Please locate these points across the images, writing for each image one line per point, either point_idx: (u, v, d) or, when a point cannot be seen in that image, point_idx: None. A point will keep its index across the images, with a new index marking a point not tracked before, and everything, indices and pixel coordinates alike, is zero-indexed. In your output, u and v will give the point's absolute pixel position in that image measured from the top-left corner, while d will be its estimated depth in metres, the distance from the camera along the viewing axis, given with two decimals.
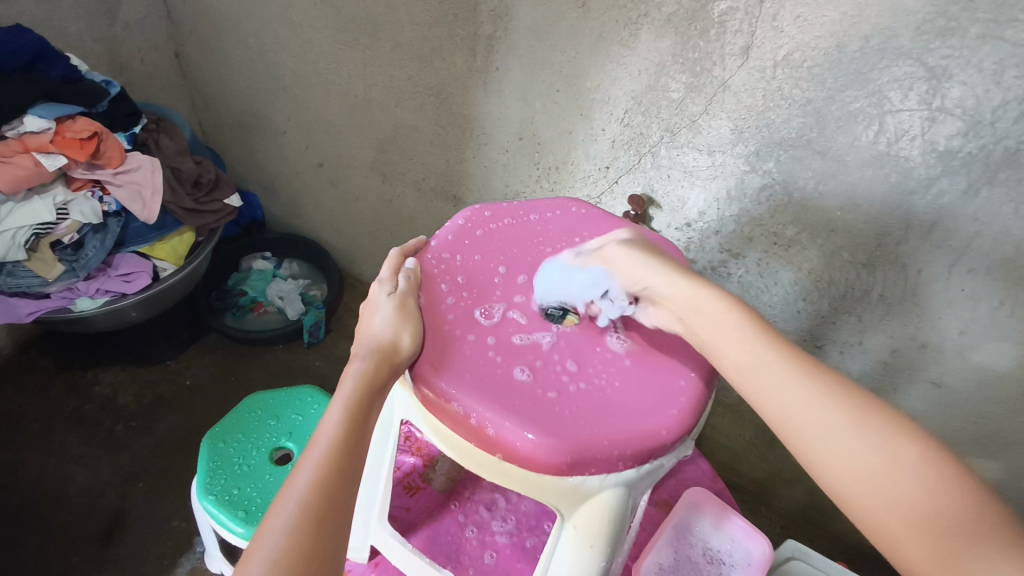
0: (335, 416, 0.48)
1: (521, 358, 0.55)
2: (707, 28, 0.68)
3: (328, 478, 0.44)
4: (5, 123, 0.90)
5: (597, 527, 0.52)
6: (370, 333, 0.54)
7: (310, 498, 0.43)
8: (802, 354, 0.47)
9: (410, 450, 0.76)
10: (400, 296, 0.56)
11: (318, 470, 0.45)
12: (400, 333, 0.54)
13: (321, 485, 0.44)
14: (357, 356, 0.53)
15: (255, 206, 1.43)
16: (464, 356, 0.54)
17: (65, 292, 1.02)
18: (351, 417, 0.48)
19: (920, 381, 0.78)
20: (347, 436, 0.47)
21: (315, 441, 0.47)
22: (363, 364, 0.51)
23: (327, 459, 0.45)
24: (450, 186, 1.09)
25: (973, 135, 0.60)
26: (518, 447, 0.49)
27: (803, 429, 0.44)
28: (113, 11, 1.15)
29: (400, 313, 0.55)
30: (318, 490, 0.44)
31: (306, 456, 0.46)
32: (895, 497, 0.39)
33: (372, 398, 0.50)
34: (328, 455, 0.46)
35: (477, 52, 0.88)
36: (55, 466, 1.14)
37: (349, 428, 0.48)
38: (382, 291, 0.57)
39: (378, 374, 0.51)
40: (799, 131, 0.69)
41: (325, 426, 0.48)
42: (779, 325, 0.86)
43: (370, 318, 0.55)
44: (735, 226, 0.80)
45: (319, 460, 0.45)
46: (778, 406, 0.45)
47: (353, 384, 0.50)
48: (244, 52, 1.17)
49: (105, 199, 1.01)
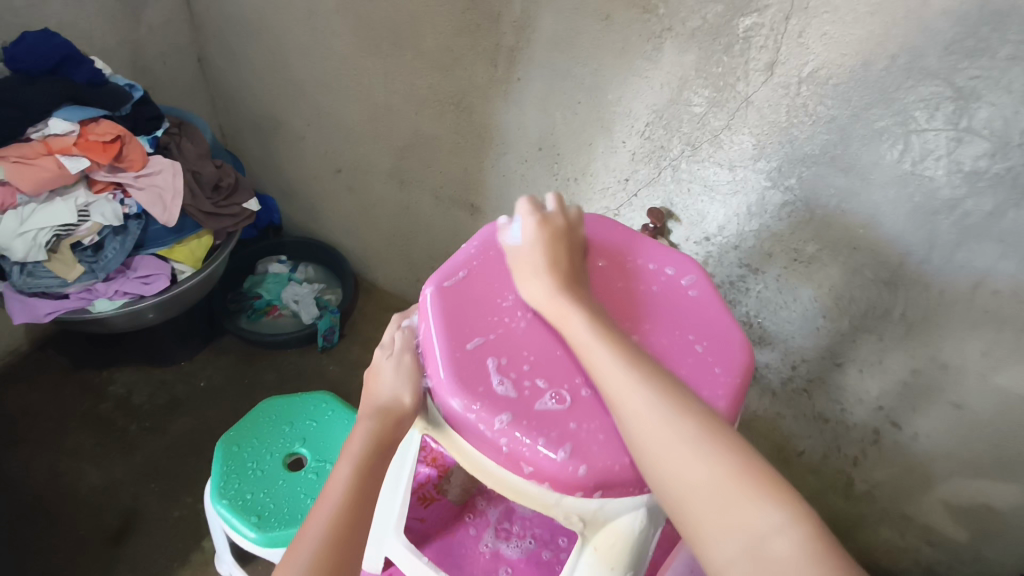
0: (344, 472, 0.52)
1: (495, 261, 0.64)
2: (731, 43, 0.68)
3: (338, 531, 0.48)
4: (32, 124, 0.92)
5: (618, 551, 0.52)
6: (373, 394, 0.57)
7: (323, 549, 0.47)
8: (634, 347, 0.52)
9: (425, 461, 0.77)
10: (398, 356, 0.59)
11: (328, 522, 0.49)
12: (402, 391, 0.57)
13: (331, 541, 0.48)
14: (363, 416, 0.57)
15: (272, 210, 1.45)
16: (446, 266, 0.63)
17: (84, 293, 1.02)
18: (359, 474, 0.52)
19: (940, 402, 0.77)
20: (355, 491, 0.51)
21: (324, 497, 0.51)
22: (370, 423, 0.55)
23: (337, 512, 0.49)
24: (468, 196, 1.10)
25: (1000, 156, 0.60)
26: (554, 469, 0.50)
27: (609, 382, 0.50)
28: (136, 14, 1.17)
29: (400, 370, 0.58)
30: (329, 543, 0.47)
31: (317, 509, 0.50)
32: (666, 432, 0.46)
33: (380, 456, 0.54)
34: (337, 510, 0.50)
35: (499, 63, 0.88)
36: (70, 464, 1.15)
37: (355, 485, 0.51)
38: (382, 355, 0.60)
39: (383, 431, 0.55)
40: (823, 148, 0.69)
41: (335, 481, 0.52)
42: (797, 343, 0.85)
43: (373, 379, 0.59)
44: (755, 241, 0.80)
45: (327, 517, 0.49)
46: (598, 360, 0.51)
47: (360, 441, 0.54)
48: (265, 57, 1.18)
49: (127, 201, 1.01)
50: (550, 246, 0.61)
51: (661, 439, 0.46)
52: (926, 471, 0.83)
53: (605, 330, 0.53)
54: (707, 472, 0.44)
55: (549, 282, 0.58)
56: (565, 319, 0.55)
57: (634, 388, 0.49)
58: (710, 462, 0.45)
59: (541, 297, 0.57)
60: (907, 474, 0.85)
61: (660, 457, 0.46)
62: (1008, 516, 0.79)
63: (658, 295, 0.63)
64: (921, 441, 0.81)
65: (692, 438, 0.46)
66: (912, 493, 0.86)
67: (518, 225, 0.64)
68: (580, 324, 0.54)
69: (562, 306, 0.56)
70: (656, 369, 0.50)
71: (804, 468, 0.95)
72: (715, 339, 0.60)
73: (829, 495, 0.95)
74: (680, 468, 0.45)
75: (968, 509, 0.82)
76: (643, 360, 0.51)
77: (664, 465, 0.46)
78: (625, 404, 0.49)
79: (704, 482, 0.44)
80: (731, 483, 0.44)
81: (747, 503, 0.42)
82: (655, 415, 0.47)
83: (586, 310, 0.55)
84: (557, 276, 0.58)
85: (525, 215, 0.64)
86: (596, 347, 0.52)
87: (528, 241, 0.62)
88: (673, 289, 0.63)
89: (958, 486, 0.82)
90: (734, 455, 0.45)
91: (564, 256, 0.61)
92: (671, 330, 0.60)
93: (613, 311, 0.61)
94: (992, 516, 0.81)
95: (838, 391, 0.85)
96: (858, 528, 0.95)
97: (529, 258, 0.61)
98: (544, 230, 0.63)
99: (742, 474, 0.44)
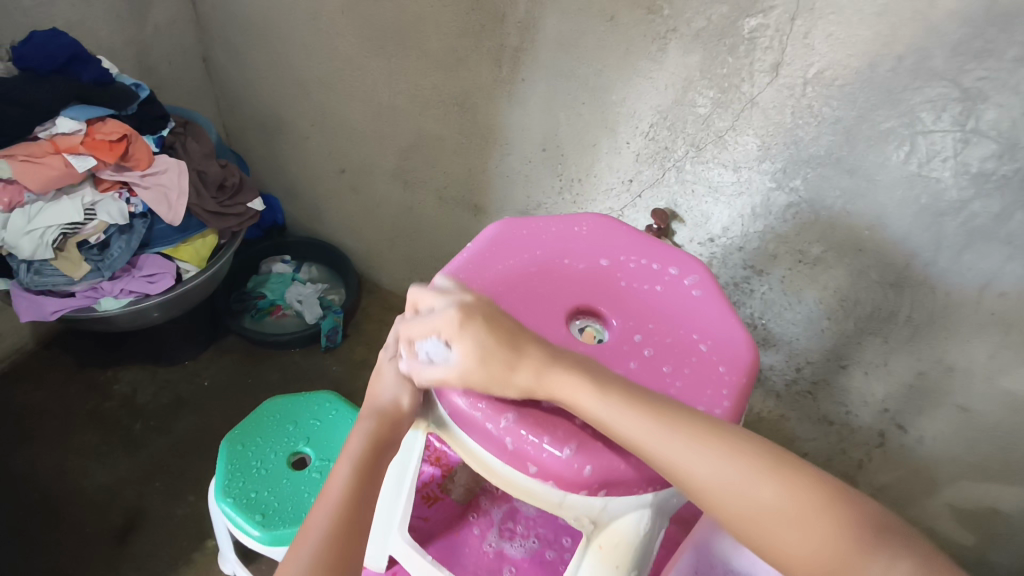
0: (344, 472, 0.53)
1: (498, 262, 0.64)
2: (736, 44, 0.68)
3: (338, 533, 0.49)
4: (40, 123, 0.92)
5: (621, 551, 0.51)
6: (375, 396, 0.57)
7: (322, 551, 0.48)
8: (666, 404, 0.49)
9: (429, 460, 0.77)
10: (399, 357, 0.59)
11: (328, 523, 0.49)
12: (402, 394, 0.56)
13: (330, 541, 0.48)
14: (364, 416, 0.56)
15: (277, 210, 1.45)
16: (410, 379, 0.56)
17: (90, 291, 1.03)
18: (360, 474, 0.53)
19: (946, 406, 0.76)
20: (356, 491, 0.52)
21: (324, 496, 0.52)
22: (368, 425, 0.55)
23: (337, 513, 0.50)
24: (472, 196, 1.10)
25: (1008, 158, 0.59)
26: (559, 468, 0.50)
27: (663, 460, 0.47)
28: (142, 14, 1.17)
29: (402, 372, 0.57)
30: (328, 545, 0.48)
31: (318, 509, 0.51)
32: (750, 503, 0.46)
33: (378, 457, 0.54)
34: (337, 510, 0.50)
35: (503, 63, 0.88)
36: (75, 462, 1.15)
37: (356, 485, 0.52)
38: (386, 355, 0.59)
39: (384, 431, 0.55)
40: (828, 149, 0.69)
41: (335, 481, 0.52)
42: (802, 345, 0.84)
43: (376, 379, 0.58)
44: (760, 242, 0.80)
45: (328, 518, 0.50)
46: (640, 436, 0.47)
47: (361, 441, 0.55)
48: (270, 57, 1.19)
49: (132, 200, 1.02)
50: (492, 325, 0.52)
51: (765, 513, 0.46)
52: (931, 475, 0.83)
53: (622, 405, 0.48)
54: (801, 531, 0.45)
55: (530, 363, 0.50)
56: (580, 404, 0.49)
57: (715, 464, 0.47)
58: (798, 521, 0.45)
59: (533, 383, 0.50)
60: (912, 477, 0.85)
61: (755, 528, 0.46)
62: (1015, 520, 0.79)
63: (661, 295, 0.62)
64: (926, 445, 0.81)
65: (773, 501, 0.46)
66: (918, 497, 0.86)
67: (432, 342, 0.53)
68: (595, 403, 0.49)
69: (558, 384, 0.50)
70: (707, 429, 0.48)
71: None
72: (719, 339, 0.59)
73: None
74: (774, 533, 0.45)
75: (975, 512, 0.82)
76: (688, 423, 0.48)
77: (761, 536, 0.46)
78: (705, 482, 0.47)
79: (816, 548, 0.44)
80: (843, 543, 0.44)
81: (852, 553, 0.44)
82: (728, 488, 0.46)
83: (590, 380, 0.50)
84: (533, 352, 0.51)
85: (432, 326, 0.53)
86: (632, 424, 0.48)
87: (455, 350, 0.52)
88: (676, 289, 0.63)
89: (964, 490, 0.81)
90: (817, 501, 0.46)
91: (512, 326, 0.52)
92: (675, 329, 0.59)
93: (617, 310, 0.61)
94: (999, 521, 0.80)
95: (843, 394, 0.85)
96: None
97: (474, 364, 0.51)
98: (467, 320, 0.52)
99: (844, 526, 0.44)
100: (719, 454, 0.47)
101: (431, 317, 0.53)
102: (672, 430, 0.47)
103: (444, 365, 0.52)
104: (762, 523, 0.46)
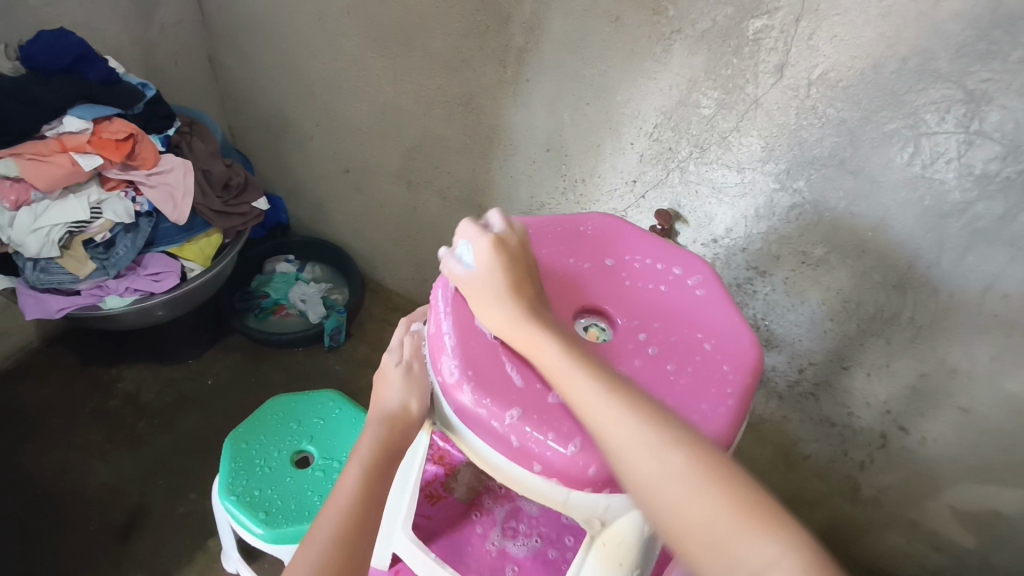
0: (353, 473, 0.54)
1: None
2: (741, 45, 0.68)
3: (346, 534, 0.51)
4: (47, 122, 0.93)
5: (623, 549, 0.52)
6: (382, 401, 0.57)
7: (331, 550, 0.50)
8: (610, 369, 0.49)
9: (432, 459, 0.76)
10: (406, 364, 0.59)
11: (336, 523, 0.51)
12: (411, 399, 0.56)
13: (339, 541, 0.50)
14: (371, 423, 0.56)
15: (280, 210, 1.46)
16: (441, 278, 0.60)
17: (95, 289, 1.03)
18: (368, 476, 0.54)
19: (949, 407, 0.76)
20: (365, 493, 0.53)
21: (333, 497, 0.53)
22: (379, 429, 0.55)
23: (345, 513, 0.52)
24: (476, 197, 1.10)
25: (1011, 159, 0.59)
26: (565, 464, 0.50)
27: (586, 409, 0.47)
28: (148, 14, 1.18)
29: (408, 380, 0.57)
30: (336, 546, 0.50)
31: (327, 508, 0.52)
32: (652, 463, 0.44)
33: (387, 458, 0.55)
34: (345, 511, 0.52)
35: (508, 63, 0.89)
36: (78, 459, 1.15)
37: (364, 486, 0.53)
38: (391, 360, 0.60)
39: (393, 435, 0.55)
40: (832, 151, 0.69)
41: (344, 481, 0.54)
42: (805, 346, 0.85)
43: (382, 386, 0.58)
44: (763, 244, 0.80)
45: (336, 518, 0.51)
46: (572, 384, 0.48)
47: (370, 445, 0.55)
48: (275, 57, 1.19)
49: (138, 199, 1.02)
50: (517, 266, 0.55)
51: (645, 469, 0.44)
52: (933, 477, 0.83)
53: (573, 355, 0.50)
54: (696, 501, 0.41)
55: (514, 308, 0.53)
56: (539, 347, 0.51)
57: (618, 415, 0.46)
58: (695, 491, 0.42)
59: (506, 326, 0.53)
60: (914, 479, 0.85)
61: (649, 490, 0.43)
62: (1018, 522, 0.79)
63: (666, 295, 0.63)
64: (929, 446, 0.81)
65: (678, 469, 0.43)
66: (920, 499, 0.86)
67: (468, 248, 0.56)
68: (552, 349, 0.50)
69: (530, 334, 0.52)
70: (634, 393, 0.47)
71: (811, 472, 0.94)
72: (724, 339, 0.60)
73: (836, 500, 0.94)
74: (670, 501, 0.42)
75: (977, 515, 0.82)
76: (622, 384, 0.48)
77: (652, 499, 0.43)
78: (613, 436, 0.45)
79: (707, 518, 0.41)
80: (726, 517, 0.40)
81: (748, 538, 0.39)
82: (632, 444, 0.44)
83: (555, 335, 0.51)
84: (524, 299, 0.54)
85: (474, 235, 0.57)
86: (569, 373, 0.49)
87: (479, 265, 0.55)
88: (681, 289, 0.63)
89: (966, 491, 0.81)
90: (722, 480, 0.42)
91: (526, 275, 0.55)
92: (679, 328, 0.59)
93: (623, 309, 0.61)
94: (1001, 523, 0.80)
95: (846, 395, 0.85)
96: (865, 533, 0.95)
97: (478, 288, 0.54)
98: (500, 250, 0.56)
99: (742, 507, 0.41)
100: (635, 411, 0.46)
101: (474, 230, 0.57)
102: (600, 384, 0.48)
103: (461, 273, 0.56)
104: (656, 491, 0.43)
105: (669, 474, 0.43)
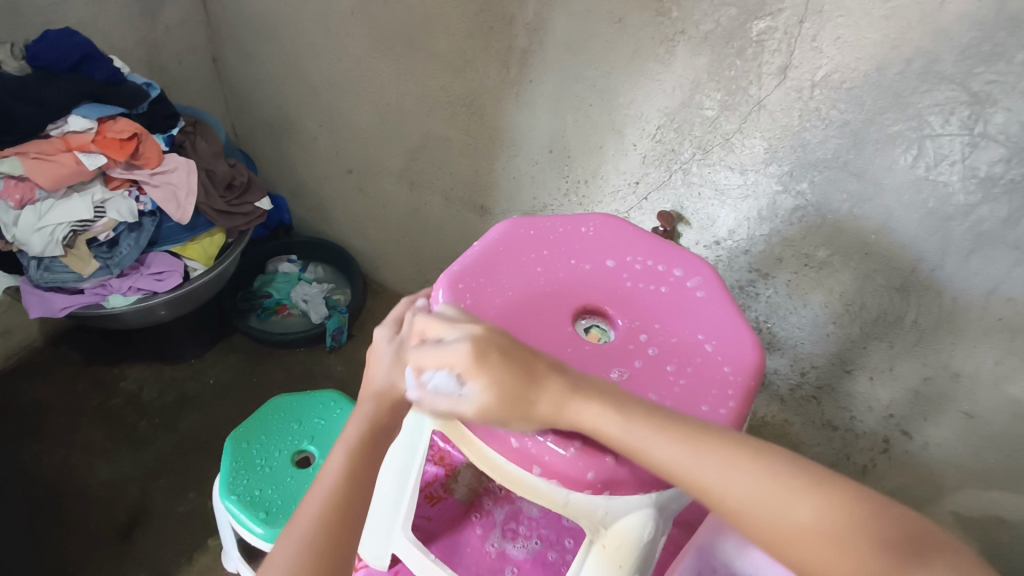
0: (338, 457, 0.52)
1: (504, 260, 0.64)
2: (744, 47, 0.68)
3: (332, 515, 0.49)
4: (52, 121, 0.94)
5: (625, 552, 0.51)
6: (374, 377, 0.57)
7: (317, 533, 0.48)
8: (695, 425, 0.47)
9: (433, 459, 0.77)
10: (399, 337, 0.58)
11: (324, 504, 0.49)
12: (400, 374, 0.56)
13: (325, 521, 0.48)
14: (363, 398, 0.56)
15: (283, 210, 1.46)
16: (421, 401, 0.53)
17: (99, 288, 1.03)
18: (354, 459, 0.52)
19: (952, 411, 0.76)
20: (354, 474, 0.51)
21: (320, 479, 0.51)
22: (368, 408, 0.55)
23: (333, 494, 0.50)
24: (478, 198, 1.10)
25: (1016, 162, 0.59)
26: (563, 466, 0.50)
27: (685, 476, 0.45)
28: (154, 14, 1.19)
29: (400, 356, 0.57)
30: (323, 528, 0.48)
31: (314, 490, 0.51)
32: (778, 520, 0.43)
33: (375, 440, 0.54)
34: (333, 493, 0.50)
35: (511, 64, 0.89)
36: (81, 458, 1.16)
37: (351, 467, 0.52)
38: (384, 331, 0.59)
39: (383, 416, 0.55)
40: (835, 153, 0.69)
41: (331, 464, 0.52)
42: (807, 348, 0.84)
43: (373, 361, 0.58)
44: (765, 246, 0.80)
45: (323, 500, 0.49)
46: (659, 453, 0.46)
47: (359, 423, 0.54)
48: (280, 58, 1.20)
49: (142, 198, 1.03)
50: (508, 353, 0.50)
51: (804, 538, 0.42)
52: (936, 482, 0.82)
53: (643, 422, 0.47)
54: (838, 555, 0.41)
55: (549, 395, 0.49)
56: (601, 425, 0.48)
57: (743, 478, 0.44)
58: (836, 543, 0.41)
59: (547, 416, 0.49)
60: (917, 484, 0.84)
61: (785, 547, 0.43)
62: None
63: (666, 296, 0.63)
64: (932, 451, 0.80)
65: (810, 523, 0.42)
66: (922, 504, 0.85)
67: (439, 376, 0.50)
68: (614, 423, 0.48)
69: (582, 415, 0.48)
70: (736, 445, 0.46)
71: None
72: (725, 340, 0.59)
73: None
74: (808, 557, 0.42)
75: None
76: (715, 440, 0.46)
77: (794, 558, 0.42)
78: (728, 498, 0.44)
79: (855, 572, 0.40)
80: (882, 560, 0.40)
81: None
82: (752, 503, 0.44)
83: (611, 403, 0.48)
84: (550, 381, 0.49)
85: (446, 359, 0.50)
86: (649, 441, 0.47)
87: (469, 386, 0.49)
88: (681, 290, 0.63)
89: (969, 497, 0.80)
90: (858, 525, 0.41)
91: (527, 353, 0.51)
92: (680, 330, 0.59)
93: (623, 310, 0.61)
94: None
95: (848, 399, 0.84)
96: None
97: (490, 400, 0.49)
98: (481, 355, 0.49)
99: (890, 551, 0.40)
100: (743, 466, 0.45)
101: (443, 351, 0.50)
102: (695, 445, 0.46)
103: (457, 401, 0.50)
104: (795, 548, 0.42)
105: (807, 527, 0.42)
